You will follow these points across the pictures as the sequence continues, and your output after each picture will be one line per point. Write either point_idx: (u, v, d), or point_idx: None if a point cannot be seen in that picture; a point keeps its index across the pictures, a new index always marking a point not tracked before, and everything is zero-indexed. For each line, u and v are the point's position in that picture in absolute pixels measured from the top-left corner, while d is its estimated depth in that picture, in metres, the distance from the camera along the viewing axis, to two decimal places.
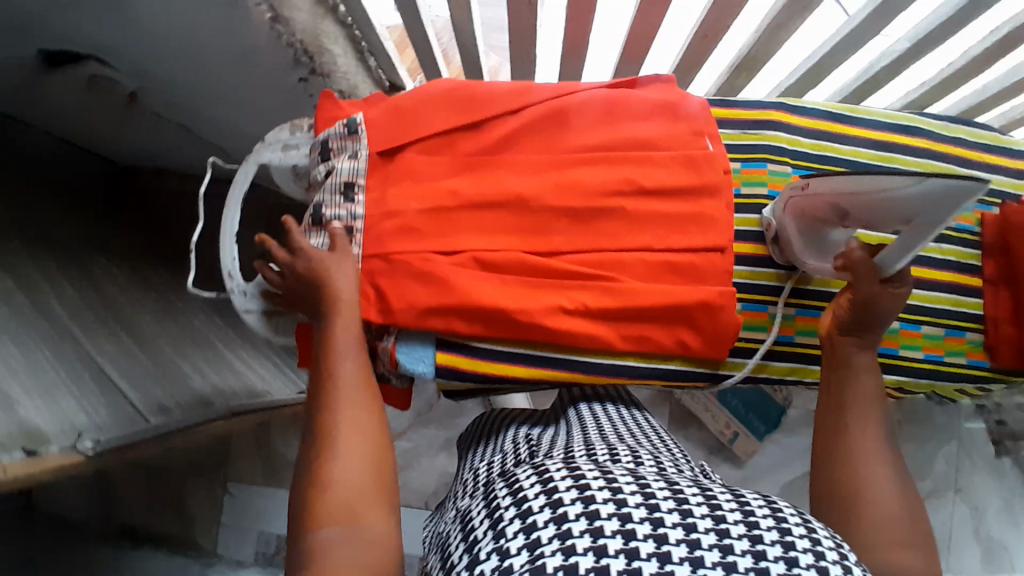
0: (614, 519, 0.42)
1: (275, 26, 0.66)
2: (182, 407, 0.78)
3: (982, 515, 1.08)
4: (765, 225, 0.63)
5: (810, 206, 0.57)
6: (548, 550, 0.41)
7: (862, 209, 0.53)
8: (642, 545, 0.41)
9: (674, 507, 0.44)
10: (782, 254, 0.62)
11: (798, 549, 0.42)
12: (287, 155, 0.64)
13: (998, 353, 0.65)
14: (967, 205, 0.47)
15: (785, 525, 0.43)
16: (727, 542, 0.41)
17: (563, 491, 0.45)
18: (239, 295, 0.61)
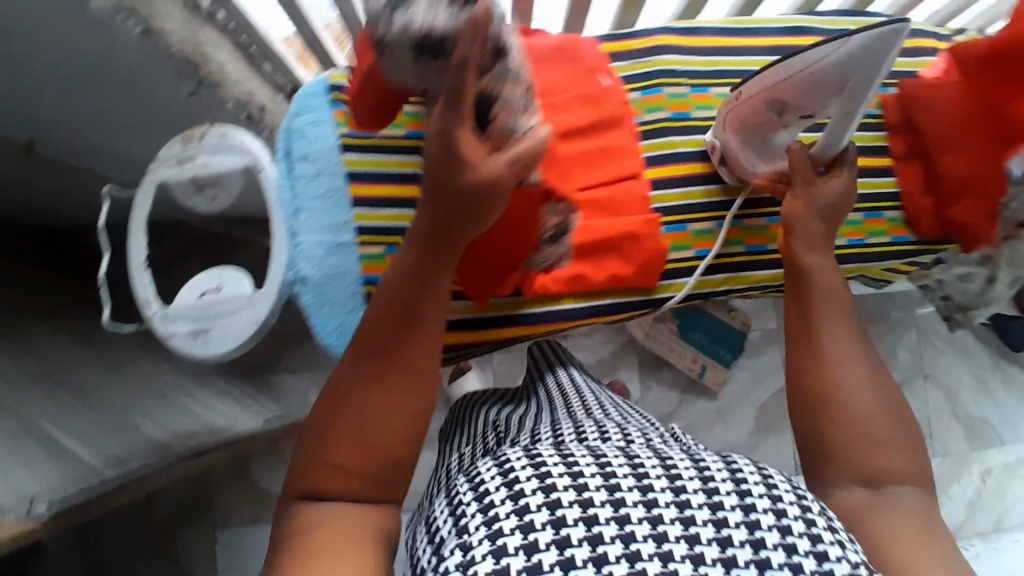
0: (575, 503, 0.38)
1: (151, 40, 0.63)
2: (140, 455, 0.75)
3: (955, 395, 1.11)
4: (710, 148, 0.65)
5: (748, 106, 0.58)
6: (510, 541, 0.37)
7: (797, 95, 0.54)
8: (605, 523, 0.37)
9: (635, 482, 0.40)
10: (731, 173, 0.65)
11: (762, 516, 0.39)
12: (184, 169, 0.62)
13: (920, 224, 0.68)
14: (892, 53, 0.47)
15: (746, 487, 0.40)
16: (688, 515, 0.38)
17: (523, 477, 0.40)
18: (160, 319, 0.60)
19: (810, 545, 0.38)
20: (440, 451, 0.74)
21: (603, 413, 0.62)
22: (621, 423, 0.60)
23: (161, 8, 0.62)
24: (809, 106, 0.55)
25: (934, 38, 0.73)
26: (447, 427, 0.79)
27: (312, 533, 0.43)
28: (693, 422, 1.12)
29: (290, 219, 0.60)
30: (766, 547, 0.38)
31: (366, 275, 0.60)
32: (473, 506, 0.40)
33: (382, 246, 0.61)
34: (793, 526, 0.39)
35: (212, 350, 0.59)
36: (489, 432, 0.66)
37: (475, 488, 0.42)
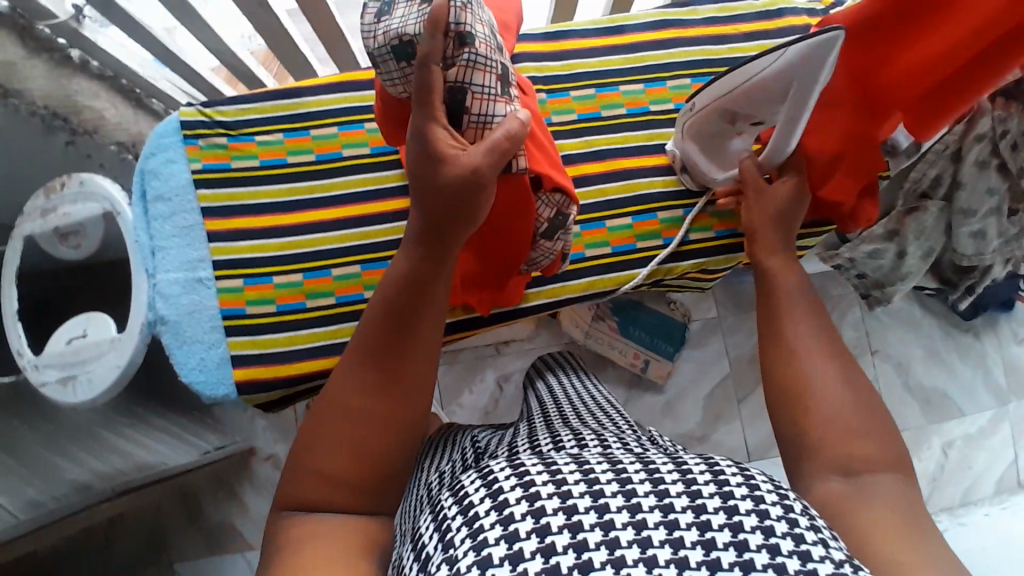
0: (559, 510, 0.31)
1: (10, 101, 0.65)
2: (58, 499, 0.76)
3: (908, 368, 1.08)
4: (672, 157, 0.65)
5: (705, 117, 0.59)
6: (495, 553, 0.30)
7: (744, 104, 0.55)
8: (589, 528, 0.31)
9: (618, 481, 0.33)
10: (692, 181, 0.65)
11: (772, 520, 0.32)
12: (47, 220, 0.63)
13: None
14: (824, 66, 0.48)
15: (733, 482, 0.33)
16: (673, 516, 0.31)
17: (503, 483, 0.33)
18: (31, 369, 0.60)
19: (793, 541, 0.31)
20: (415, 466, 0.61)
21: (580, 421, 0.55)
22: (599, 428, 0.53)
23: (17, 68, 0.64)
24: (754, 114, 0.56)
25: (803, 15, 0.72)
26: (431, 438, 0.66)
27: (302, 538, 0.39)
28: (642, 417, 1.10)
29: (147, 259, 0.61)
30: (751, 548, 0.30)
31: (225, 308, 0.60)
32: (457, 521, 0.33)
33: (240, 278, 0.61)
34: (807, 533, 0.32)
35: (81, 396, 0.59)
36: (470, 448, 0.56)
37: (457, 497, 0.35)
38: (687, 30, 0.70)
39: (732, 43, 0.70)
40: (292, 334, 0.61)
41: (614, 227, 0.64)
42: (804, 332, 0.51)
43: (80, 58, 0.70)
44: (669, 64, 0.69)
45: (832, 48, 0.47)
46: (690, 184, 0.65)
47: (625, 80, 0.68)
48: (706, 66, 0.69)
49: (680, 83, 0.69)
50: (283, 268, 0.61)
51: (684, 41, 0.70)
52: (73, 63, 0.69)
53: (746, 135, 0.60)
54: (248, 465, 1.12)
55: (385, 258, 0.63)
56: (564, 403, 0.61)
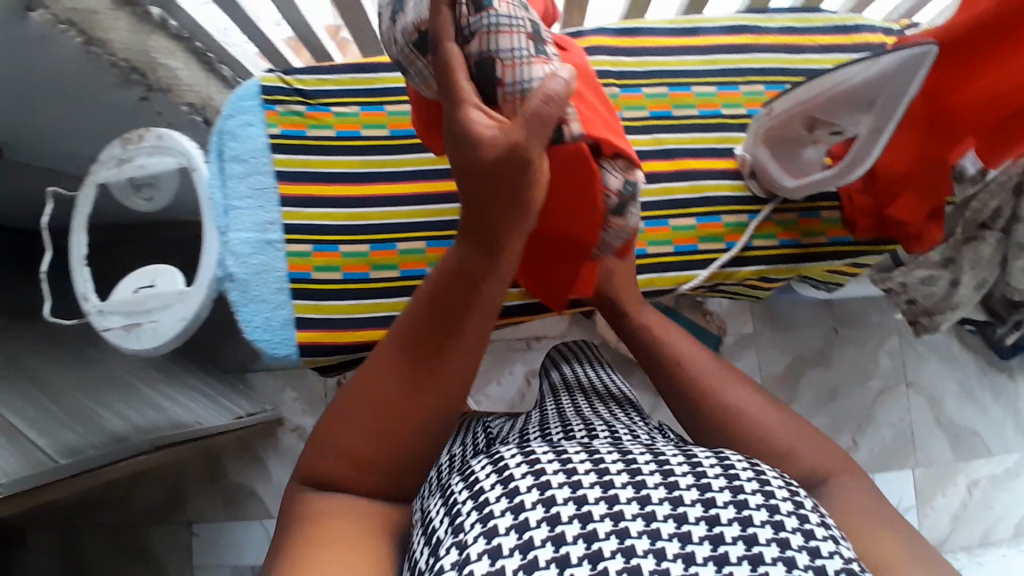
0: (567, 499, 0.32)
1: (90, 49, 0.65)
2: (96, 446, 0.77)
3: (940, 403, 1.07)
4: (740, 162, 0.65)
5: (781, 122, 0.59)
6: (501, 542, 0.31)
7: (826, 111, 0.55)
8: (599, 519, 0.31)
9: (627, 473, 0.34)
10: (760, 187, 0.65)
11: (786, 517, 0.32)
12: (122, 170, 0.64)
13: (857, 226, 0.65)
14: (913, 81, 0.48)
15: (741, 474, 0.34)
16: (683, 509, 0.32)
17: (510, 470, 0.34)
18: (96, 314, 0.62)
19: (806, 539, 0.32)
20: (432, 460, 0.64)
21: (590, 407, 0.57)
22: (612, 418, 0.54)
23: (100, 18, 0.64)
24: (835, 121, 0.55)
25: (880, 32, 0.72)
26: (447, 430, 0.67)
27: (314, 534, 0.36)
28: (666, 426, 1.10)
29: (218, 218, 0.61)
30: (761, 542, 0.31)
31: (293, 271, 0.61)
32: (464, 503, 0.34)
33: (309, 243, 0.62)
34: (814, 530, 0.33)
35: (144, 343, 0.61)
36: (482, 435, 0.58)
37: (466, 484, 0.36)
38: (764, 37, 0.71)
39: (807, 55, 0.71)
40: (356, 302, 0.62)
41: (679, 226, 0.64)
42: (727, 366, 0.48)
43: (159, 16, 0.69)
44: (743, 69, 0.70)
45: (923, 62, 0.47)
46: (757, 190, 0.65)
47: (698, 82, 0.69)
48: (779, 76, 0.70)
49: (753, 90, 0.69)
50: (350, 238, 0.63)
51: (760, 49, 0.71)
52: (150, 19, 0.69)
53: (821, 145, 0.59)
54: (273, 435, 1.13)
55: (449, 238, 0.64)
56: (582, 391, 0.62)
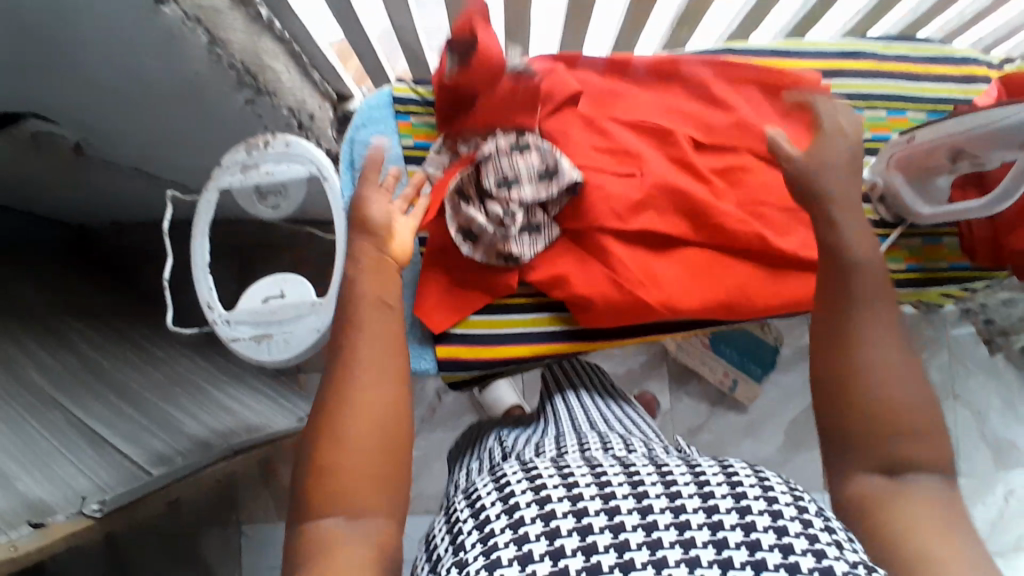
0: (569, 514, 0.41)
1: (213, 50, 0.62)
2: (183, 453, 0.77)
3: (984, 417, 1.12)
4: (868, 186, 0.67)
5: (924, 152, 0.60)
6: (504, 555, 0.39)
7: (974, 145, 0.56)
8: (598, 532, 0.40)
9: (630, 489, 0.42)
10: (886, 211, 0.67)
11: (789, 524, 0.40)
12: (247, 176, 0.62)
13: (975, 254, 0.67)
14: None
15: (741, 489, 0.42)
16: (685, 519, 0.40)
17: (516, 493, 0.43)
18: (224, 324, 0.60)
19: (808, 544, 0.39)
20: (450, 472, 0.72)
21: (606, 427, 0.64)
22: (627, 435, 0.61)
23: (223, 17, 0.61)
24: (981, 155, 0.57)
25: (985, 66, 0.73)
26: (460, 451, 0.74)
27: (323, 550, 0.41)
28: (722, 436, 1.12)
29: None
30: (763, 547, 0.39)
31: None
32: (468, 520, 0.44)
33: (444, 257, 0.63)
34: (821, 535, 0.40)
35: (274, 355, 0.60)
36: (497, 451, 0.64)
37: (474, 507, 0.45)
38: (886, 63, 0.71)
39: (922, 83, 0.71)
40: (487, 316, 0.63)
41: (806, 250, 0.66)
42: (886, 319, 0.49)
43: (267, 17, 0.67)
44: (867, 95, 0.70)
45: None
46: (884, 214, 0.67)
47: None
48: (899, 100, 0.71)
49: (876, 114, 0.70)
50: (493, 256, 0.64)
51: (883, 74, 0.71)
52: (260, 21, 0.66)
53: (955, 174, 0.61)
54: None
55: None
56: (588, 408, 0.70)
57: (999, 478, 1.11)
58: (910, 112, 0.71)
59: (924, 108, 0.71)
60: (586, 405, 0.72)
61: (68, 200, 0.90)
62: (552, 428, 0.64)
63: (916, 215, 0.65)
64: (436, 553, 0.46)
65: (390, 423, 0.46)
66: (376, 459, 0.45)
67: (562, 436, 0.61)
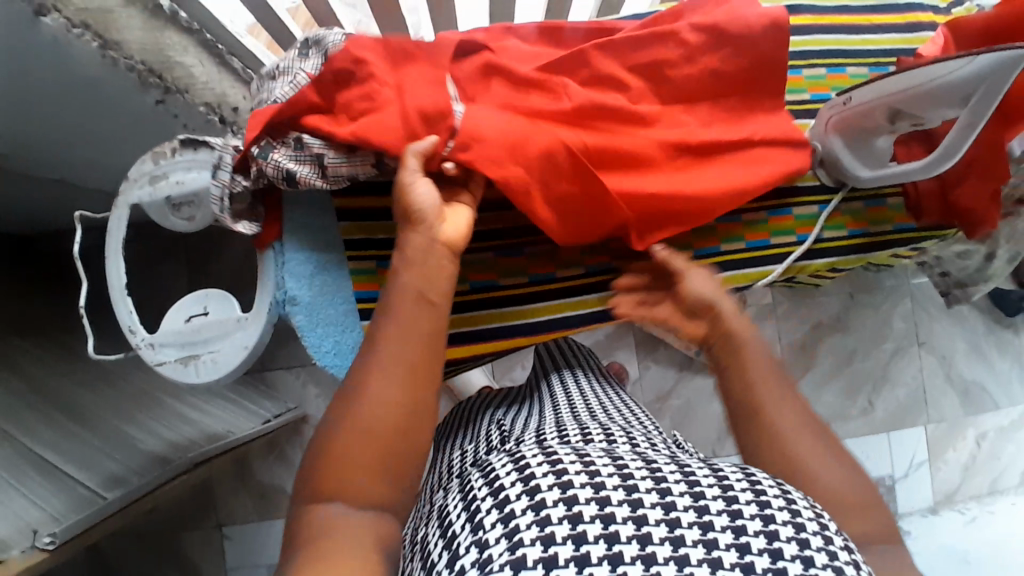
0: (592, 501, 0.38)
1: (106, 53, 0.60)
2: (140, 472, 0.77)
3: (949, 361, 1.14)
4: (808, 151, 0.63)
5: (864, 114, 0.58)
6: (527, 535, 0.37)
7: (912, 104, 0.54)
8: (621, 523, 0.37)
9: (653, 486, 0.40)
10: (828, 175, 0.63)
11: (811, 538, 0.38)
12: (157, 188, 0.58)
13: (923, 211, 0.65)
14: (1009, 78, 0.49)
15: (764, 498, 0.40)
16: (708, 520, 0.38)
17: (539, 477, 0.40)
18: (147, 347, 0.58)
19: (827, 559, 0.38)
20: (440, 449, 0.71)
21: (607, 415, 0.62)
22: (625, 427, 0.60)
23: (113, 17, 0.57)
24: (921, 115, 0.55)
25: (930, 11, 0.70)
26: (453, 428, 0.73)
27: (321, 538, 0.40)
28: (691, 400, 1.13)
29: (276, 272, 0.58)
30: (785, 556, 0.37)
31: (359, 291, 0.59)
32: (486, 498, 0.41)
33: (373, 260, 0.59)
34: (841, 552, 0.39)
35: (205, 375, 0.58)
36: (493, 434, 0.62)
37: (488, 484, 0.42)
38: (821, 17, 0.67)
39: (866, 35, 0.68)
40: None
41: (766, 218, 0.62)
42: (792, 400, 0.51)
43: (171, 7, 0.61)
44: (804, 52, 0.66)
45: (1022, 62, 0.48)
46: (825, 178, 0.63)
47: None
48: (840, 56, 0.67)
49: (815, 73, 0.66)
50: None
51: (821, 29, 0.67)
52: (162, 14, 0.61)
53: (895, 135, 0.59)
54: (296, 434, 1.11)
55: (520, 246, 0.61)
56: (583, 395, 0.68)
57: (964, 418, 1.14)
58: (849, 67, 0.67)
59: (865, 62, 0.67)
60: (581, 391, 0.70)
61: None
62: (550, 414, 0.63)
63: (856, 179, 0.62)
64: (438, 532, 0.44)
65: (418, 405, 0.45)
66: (390, 433, 0.43)
67: (561, 424, 0.59)
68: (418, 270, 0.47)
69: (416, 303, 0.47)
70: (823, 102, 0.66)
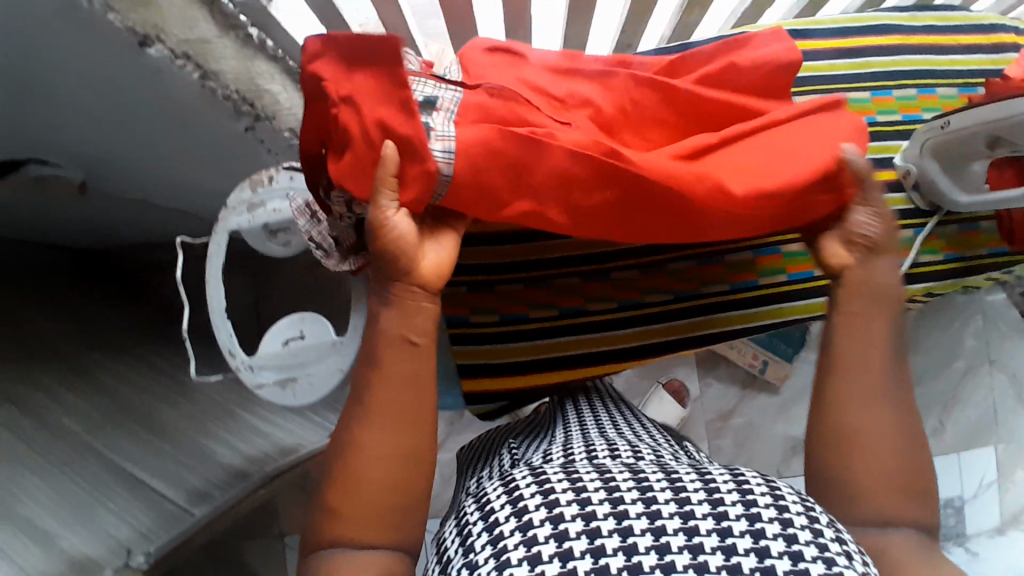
0: (578, 519, 0.39)
1: (206, 84, 0.60)
2: (219, 485, 0.79)
3: (1022, 380, 1.11)
4: (902, 175, 0.62)
5: (961, 142, 0.57)
6: (514, 556, 0.37)
7: (1013, 133, 0.54)
8: (607, 535, 0.38)
9: (638, 495, 0.40)
10: (922, 199, 0.63)
11: (798, 534, 0.38)
12: (255, 215, 0.60)
13: (1016, 237, 0.65)
14: None
15: (750, 495, 0.40)
16: (694, 525, 0.38)
17: (527, 497, 0.41)
18: (247, 370, 0.59)
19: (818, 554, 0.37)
20: (462, 480, 0.67)
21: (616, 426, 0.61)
22: (628, 434, 0.59)
23: (212, 48, 0.58)
24: (1020, 143, 0.55)
25: (1014, 32, 0.70)
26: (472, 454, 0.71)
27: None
28: (754, 418, 1.11)
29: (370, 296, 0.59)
30: (772, 556, 0.37)
31: (450, 316, 0.59)
32: (479, 524, 0.42)
33: (462, 284, 0.59)
34: (832, 545, 0.39)
35: (301, 398, 0.59)
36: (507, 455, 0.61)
37: (482, 509, 0.43)
38: (909, 37, 0.68)
39: (951, 55, 0.67)
40: (512, 342, 0.60)
41: None
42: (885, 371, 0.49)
43: (259, 36, 0.62)
44: (893, 73, 0.66)
45: None
46: (919, 202, 0.63)
47: (850, 88, 0.64)
48: (928, 76, 0.66)
49: (906, 94, 0.65)
50: (504, 277, 0.60)
51: (907, 50, 0.67)
52: (252, 43, 0.62)
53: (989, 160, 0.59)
54: None
55: (607, 271, 0.60)
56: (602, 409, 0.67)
57: None
58: (939, 88, 0.66)
59: (954, 82, 0.66)
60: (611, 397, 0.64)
61: (80, 235, 0.90)
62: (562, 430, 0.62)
63: (953, 205, 0.61)
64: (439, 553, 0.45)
65: (406, 469, 0.43)
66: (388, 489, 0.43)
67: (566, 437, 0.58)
68: (396, 320, 0.45)
69: (398, 347, 0.44)
70: (916, 123, 0.65)
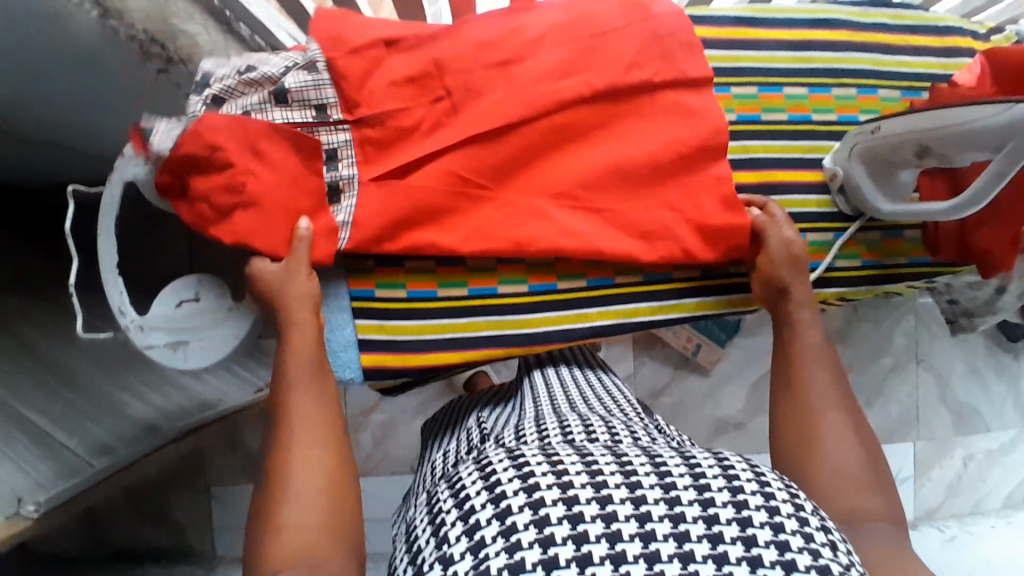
0: (559, 502, 0.38)
1: (107, 23, 0.60)
2: (127, 441, 0.77)
3: (947, 381, 1.14)
4: (831, 176, 0.61)
5: (893, 147, 0.57)
6: (494, 550, 0.36)
7: (942, 144, 0.54)
8: (590, 521, 0.37)
9: (621, 479, 0.40)
10: (847, 203, 0.61)
11: (785, 522, 0.38)
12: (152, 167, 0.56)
13: (940, 249, 0.64)
14: None
15: (737, 482, 0.40)
16: (680, 511, 0.37)
17: (505, 483, 0.40)
18: (136, 330, 0.56)
19: (804, 543, 0.37)
20: (427, 451, 0.69)
21: (584, 406, 0.59)
22: (604, 416, 0.57)
23: None
24: (950, 155, 0.55)
25: (968, 36, 0.67)
26: (437, 429, 0.72)
27: None
28: (684, 398, 1.13)
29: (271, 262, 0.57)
30: (760, 544, 0.36)
31: (355, 289, 0.56)
32: (452, 511, 0.41)
33: (370, 257, 0.56)
34: (817, 534, 0.38)
35: (193, 363, 0.57)
36: (474, 434, 0.60)
37: (457, 495, 0.42)
38: (861, 33, 0.65)
39: (901, 56, 0.65)
40: (422, 322, 0.57)
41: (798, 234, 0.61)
42: (828, 372, 0.57)
43: None
44: (838, 69, 0.63)
45: None
46: (844, 206, 0.62)
47: (792, 81, 0.62)
48: (872, 77, 0.64)
49: (846, 93, 0.63)
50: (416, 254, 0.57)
51: (856, 46, 0.64)
52: None
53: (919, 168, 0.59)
54: None
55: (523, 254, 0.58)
56: (566, 382, 0.66)
57: (956, 439, 1.14)
58: (881, 89, 0.64)
59: (898, 85, 0.65)
60: (566, 380, 0.66)
61: None
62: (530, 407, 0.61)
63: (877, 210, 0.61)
64: (413, 542, 0.44)
65: (338, 485, 0.48)
66: (320, 499, 0.46)
67: (536, 418, 0.57)
68: (305, 351, 0.51)
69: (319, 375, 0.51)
70: (851, 124, 0.63)
